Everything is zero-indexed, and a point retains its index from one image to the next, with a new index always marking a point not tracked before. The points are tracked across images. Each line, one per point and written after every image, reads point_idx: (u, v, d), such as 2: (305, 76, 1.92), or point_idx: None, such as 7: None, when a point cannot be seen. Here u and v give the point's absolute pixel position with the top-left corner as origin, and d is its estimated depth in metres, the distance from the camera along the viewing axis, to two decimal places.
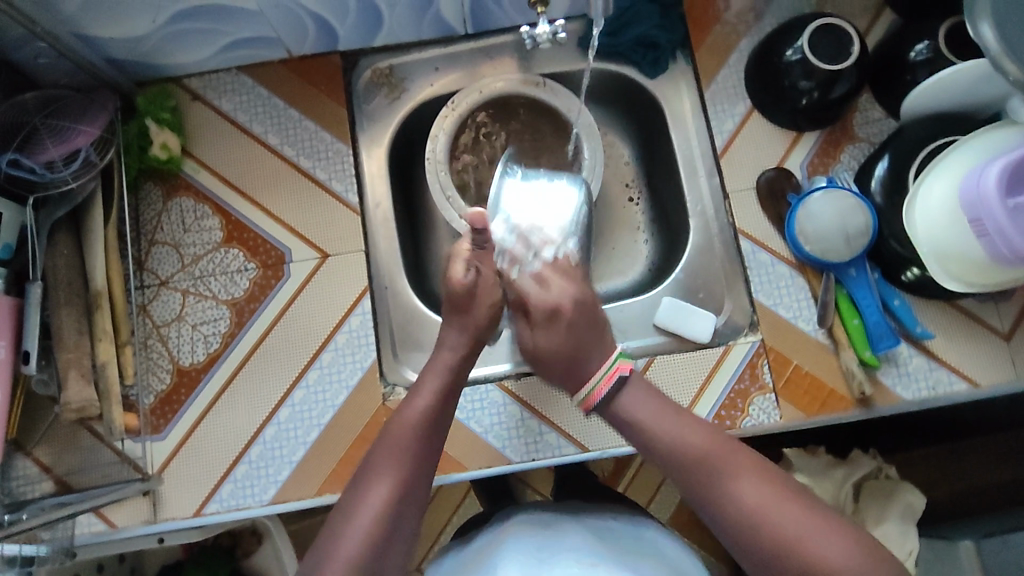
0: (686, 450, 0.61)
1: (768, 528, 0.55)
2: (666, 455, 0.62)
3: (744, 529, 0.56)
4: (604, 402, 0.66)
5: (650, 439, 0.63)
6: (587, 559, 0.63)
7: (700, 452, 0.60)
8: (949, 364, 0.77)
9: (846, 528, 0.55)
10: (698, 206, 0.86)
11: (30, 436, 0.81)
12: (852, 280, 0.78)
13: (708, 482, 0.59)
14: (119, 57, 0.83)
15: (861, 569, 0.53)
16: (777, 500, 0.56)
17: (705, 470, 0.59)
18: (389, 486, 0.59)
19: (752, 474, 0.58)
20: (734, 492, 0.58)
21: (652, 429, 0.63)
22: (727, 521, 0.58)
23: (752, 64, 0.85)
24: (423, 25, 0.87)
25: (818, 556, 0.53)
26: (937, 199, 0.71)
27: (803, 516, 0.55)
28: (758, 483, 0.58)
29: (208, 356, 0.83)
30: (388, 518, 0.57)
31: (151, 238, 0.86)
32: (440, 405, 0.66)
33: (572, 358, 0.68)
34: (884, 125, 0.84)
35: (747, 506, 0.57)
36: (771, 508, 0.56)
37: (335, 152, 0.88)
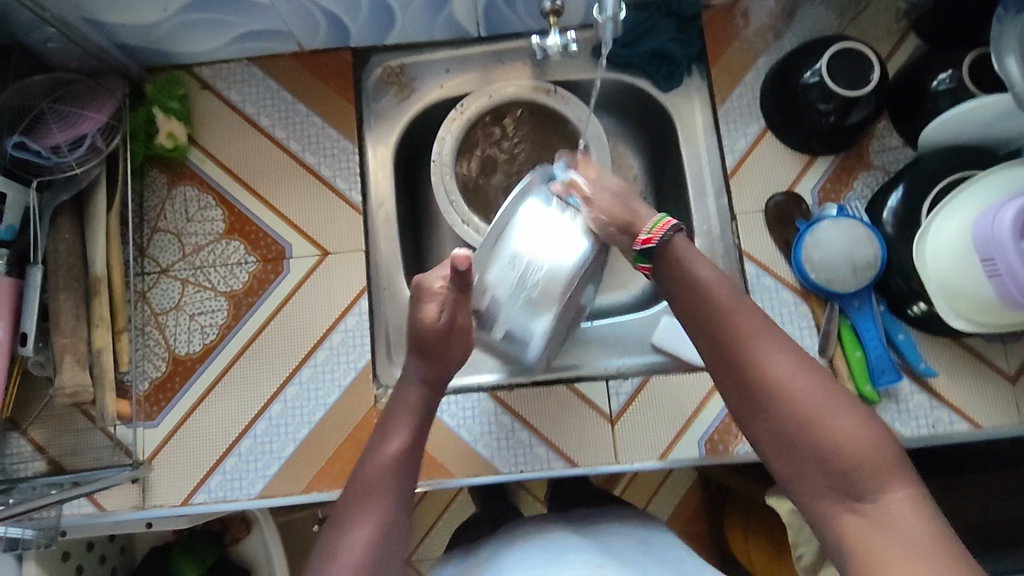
0: (719, 313, 0.57)
1: (791, 402, 0.52)
2: (703, 313, 0.58)
3: (764, 394, 0.53)
4: (658, 250, 0.63)
5: (694, 298, 0.59)
6: (598, 560, 0.61)
7: (732, 315, 0.57)
8: (950, 403, 0.76)
9: (860, 413, 0.51)
10: (704, 225, 0.85)
11: (25, 415, 0.81)
12: (856, 312, 0.77)
13: (737, 346, 0.55)
14: (130, 43, 0.83)
15: (872, 453, 0.49)
16: (798, 376, 0.53)
17: (739, 339, 0.56)
18: (370, 530, 0.54)
19: (784, 347, 0.55)
20: (763, 357, 0.54)
21: (699, 285, 0.59)
22: (748, 379, 0.54)
23: (769, 84, 0.83)
24: (436, 26, 0.87)
25: (827, 432, 0.50)
26: (949, 237, 0.69)
27: (835, 402, 0.51)
28: (785, 355, 0.54)
29: (204, 347, 0.84)
30: (374, 559, 0.53)
31: (154, 225, 0.86)
32: (413, 439, 0.63)
33: (623, 206, 0.69)
34: (901, 153, 0.82)
35: (769, 377, 0.53)
36: (798, 385, 0.52)
37: (340, 150, 0.87)
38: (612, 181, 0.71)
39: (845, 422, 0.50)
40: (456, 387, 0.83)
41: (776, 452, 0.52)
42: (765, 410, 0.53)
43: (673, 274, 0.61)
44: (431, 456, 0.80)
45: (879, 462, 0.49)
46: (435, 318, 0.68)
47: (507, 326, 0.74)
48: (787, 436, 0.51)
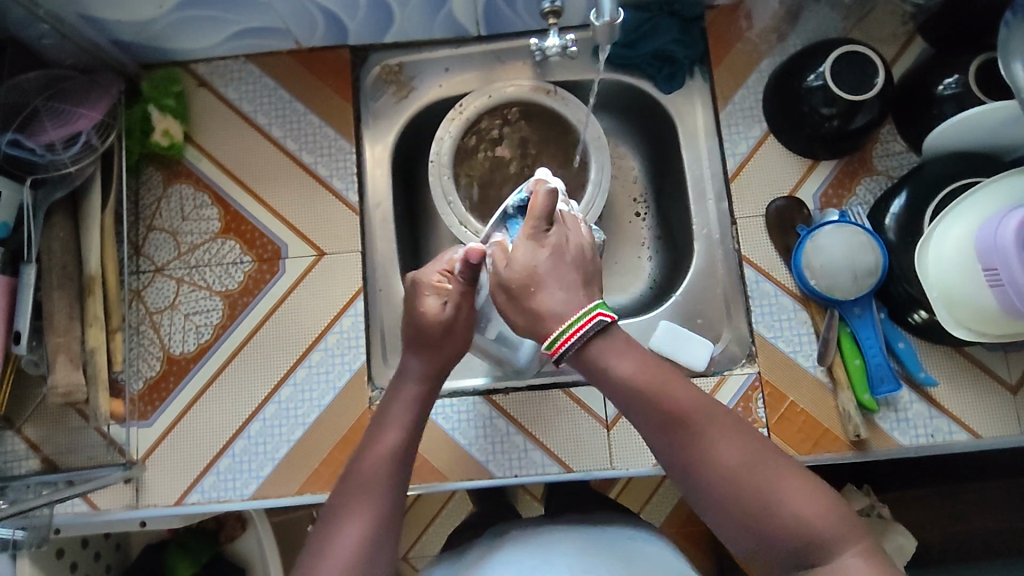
0: (653, 400, 0.53)
1: (745, 493, 0.49)
2: (637, 407, 0.54)
3: (717, 490, 0.50)
4: (573, 352, 0.56)
5: (624, 392, 0.54)
6: (581, 564, 0.61)
7: (665, 408, 0.52)
8: (950, 412, 0.75)
9: (815, 486, 0.49)
10: (704, 229, 0.84)
11: (19, 413, 0.81)
12: (856, 319, 0.76)
13: (680, 444, 0.51)
14: (126, 39, 0.82)
15: (833, 527, 0.47)
16: (751, 459, 0.50)
17: (679, 430, 0.51)
18: (362, 528, 0.54)
19: (726, 434, 0.51)
20: (709, 450, 0.50)
21: (622, 380, 0.54)
22: (699, 479, 0.50)
23: (771, 87, 0.82)
24: (435, 25, 0.86)
25: (785, 513, 0.48)
26: (952, 246, 0.68)
27: (781, 476, 0.49)
28: (729, 441, 0.50)
29: (199, 347, 0.83)
30: (365, 557, 0.53)
31: (149, 223, 0.86)
32: (405, 436, 0.62)
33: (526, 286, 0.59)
34: (905, 159, 0.81)
35: (721, 467, 0.50)
36: (750, 472, 0.49)
37: (337, 149, 0.87)
38: (526, 261, 0.60)
39: (797, 501, 0.48)
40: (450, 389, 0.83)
41: (737, 538, 0.50)
42: (723, 505, 0.50)
43: (601, 372, 0.56)
44: (426, 459, 0.80)
45: (838, 533, 0.47)
46: (437, 309, 0.68)
47: (499, 330, 0.81)
48: (746, 530, 0.49)
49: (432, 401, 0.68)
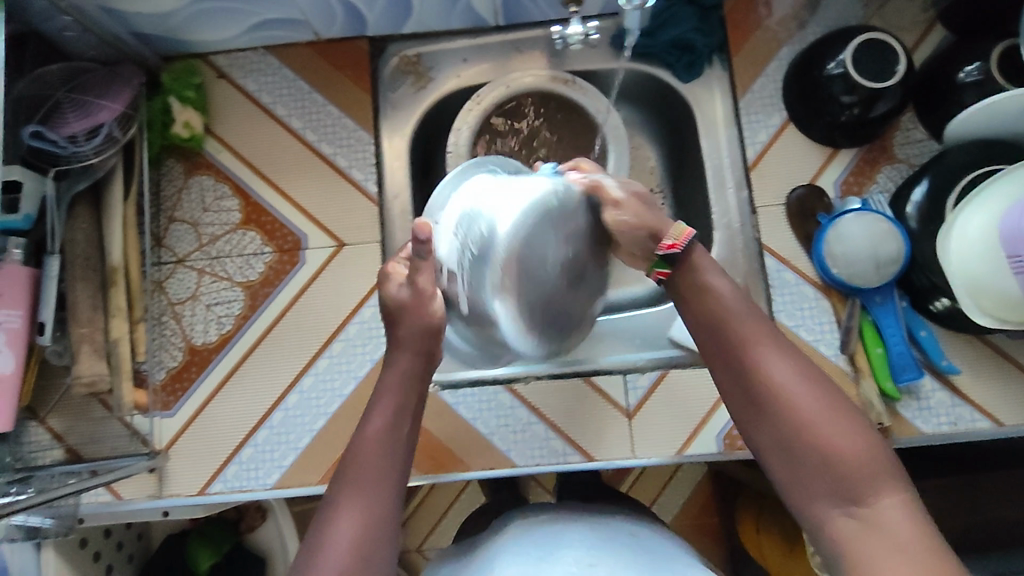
0: (723, 313, 0.54)
1: (792, 407, 0.48)
2: (709, 316, 0.55)
3: (766, 401, 0.49)
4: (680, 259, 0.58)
5: (699, 304, 0.56)
6: (587, 556, 0.60)
7: (735, 318, 0.54)
8: (972, 400, 0.75)
9: (859, 425, 0.47)
10: (723, 219, 0.84)
11: (43, 404, 0.82)
12: (878, 308, 0.76)
13: (740, 352, 0.52)
14: (146, 31, 0.82)
15: (871, 465, 0.45)
16: (801, 383, 0.49)
17: (741, 340, 0.52)
18: (357, 518, 0.50)
19: (790, 355, 0.51)
20: (767, 364, 0.50)
21: (710, 289, 0.55)
22: (750, 389, 0.50)
23: (791, 74, 0.82)
24: (453, 14, 0.86)
25: (827, 443, 0.46)
26: (975, 233, 0.68)
27: (829, 406, 0.48)
28: (790, 362, 0.50)
29: (220, 337, 0.83)
30: (362, 548, 0.49)
31: (170, 214, 0.86)
32: (399, 416, 0.57)
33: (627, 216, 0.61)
34: (925, 147, 0.81)
35: (772, 382, 0.50)
36: (800, 392, 0.49)
37: (356, 140, 0.87)
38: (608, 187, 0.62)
39: (844, 431, 0.47)
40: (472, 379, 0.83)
41: (775, 462, 0.49)
42: (762, 418, 0.50)
43: (680, 288, 0.58)
44: (447, 448, 0.80)
45: (875, 471, 0.45)
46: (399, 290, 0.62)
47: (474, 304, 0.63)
48: (786, 452, 0.48)
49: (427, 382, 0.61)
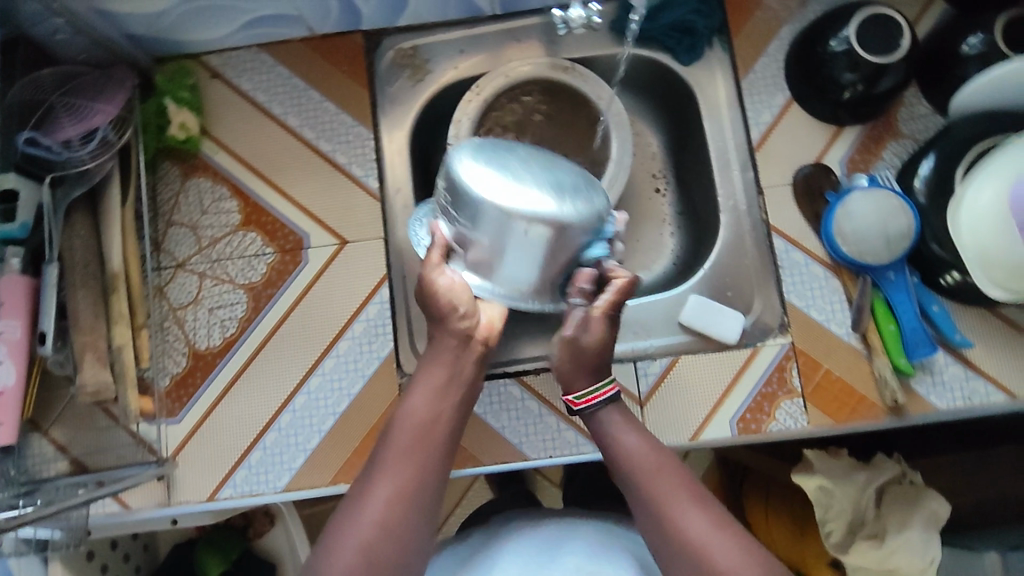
0: (638, 471, 0.62)
1: (704, 558, 0.56)
2: (627, 472, 0.62)
3: (679, 551, 0.57)
4: (593, 411, 0.66)
5: (617, 460, 0.63)
6: (588, 563, 0.62)
7: (649, 473, 0.61)
8: (987, 374, 0.74)
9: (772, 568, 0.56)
10: (729, 201, 0.83)
11: (45, 416, 0.80)
12: (890, 284, 0.75)
13: (655, 504, 0.59)
14: (138, 32, 0.81)
15: None
16: (716, 536, 0.56)
17: (658, 496, 0.59)
18: (390, 491, 0.56)
19: (698, 506, 0.59)
20: (679, 519, 0.58)
21: (625, 449, 0.63)
22: (667, 542, 0.57)
23: (794, 54, 0.81)
24: (450, 4, 0.85)
25: None
26: (985, 204, 0.68)
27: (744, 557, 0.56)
28: (698, 513, 0.58)
29: (225, 340, 0.82)
30: (391, 520, 0.55)
31: (169, 219, 0.85)
32: (438, 397, 0.62)
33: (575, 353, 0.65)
34: (929, 121, 0.80)
35: (688, 537, 0.57)
36: (711, 542, 0.56)
37: (356, 136, 0.86)
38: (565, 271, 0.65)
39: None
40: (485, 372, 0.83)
41: None
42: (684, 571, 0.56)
43: (602, 437, 0.66)
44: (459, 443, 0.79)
45: None
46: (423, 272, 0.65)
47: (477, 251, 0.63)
48: None
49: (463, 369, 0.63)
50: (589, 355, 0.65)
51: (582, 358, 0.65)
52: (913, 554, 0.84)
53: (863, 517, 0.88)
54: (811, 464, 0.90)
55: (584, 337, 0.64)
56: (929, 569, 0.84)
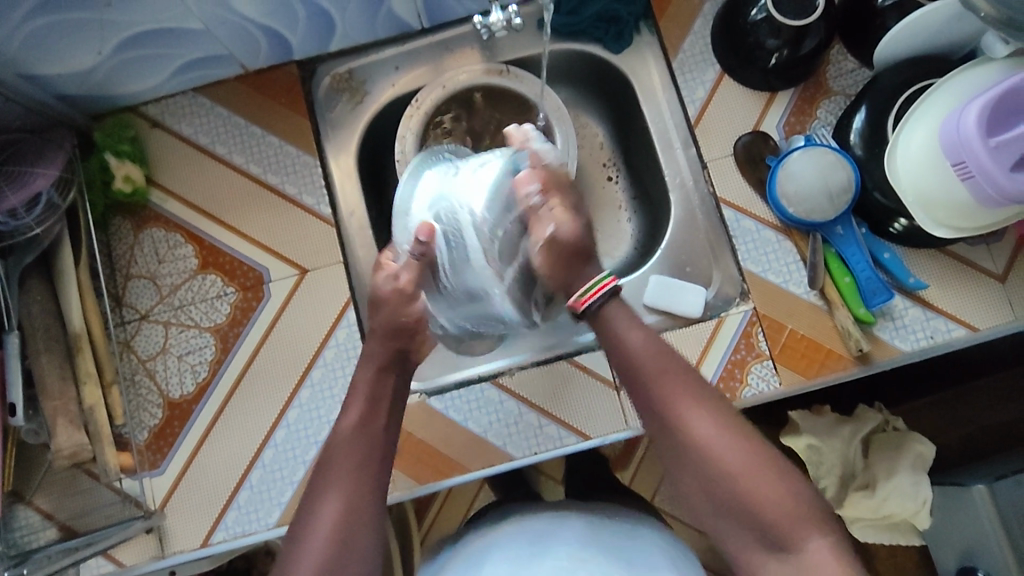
0: (644, 372, 0.60)
1: (716, 465, 0.55)
2: (631, 371, 0.61)
3: (692, 454, 0.56)
4: (594, 311, 0.63)
5: (621, 360, 0.62)
6: (579, 553, 0.62)
7: (652, 375, 0.60)
8: (945, 311, 0.76)
9: (778, 472, 0.55)
10: (677, 178, 0.85)
11: (27, 485, 0.79)
12: (840, 239, 0.77)
13: (662, 405, 0.59)
14: (71, 93, 0.81)
15: (794, 513, 0.53)
16: (720, 434, 0.56)
17: (667, 396, 0.59)
18: (340, 506, 0.56)
19: (705, 406, 0.58)
20: (684, 418, 0.57)
21: (626, 352, 0.62)
22: (675, 442, 0.57)
23: (718, 28, 0.83)
24: (378, 24, 0.86)
25: (751, 496, 0.54)
26: (918, 149, 0.70)
27: (751, 462, 0.55)
28: (707, 415, 0.58)
29: (197, 386, 0.82)
30: (343, 534, 0.55)
31: (127, 273, 0.84)
32: (372, 410, 0.63)
33: (569, 266, 0.63)
34: (858, 75, 0.82)
35: (693, 435, 0.57)
36: (720, 442, 0.56)
37: (302, 165, 0.86)
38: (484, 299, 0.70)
39: (763, 476, 0.55)
40: (433, 389, 0.82)
41: (707, 508, 0.56)
42: (692, 469, 0.57)
43: (606, 333, 0.63)
44: (445, 453, 0.79)
45: (800, 525, 0.53)
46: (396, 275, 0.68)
47: (460, 282, 0.67)
48: (716, 502, 0.56)
49: (390, 381, 0.66)
50: (571, 247, 0.63)
51: (565, 252, 0.63)
52: (904, 500, 0.86)
53: (853, 469, 0.89)
54: (796, 424, 0.90)
55: (561, 230, 0.63)
56: (923, 509, 0.86)
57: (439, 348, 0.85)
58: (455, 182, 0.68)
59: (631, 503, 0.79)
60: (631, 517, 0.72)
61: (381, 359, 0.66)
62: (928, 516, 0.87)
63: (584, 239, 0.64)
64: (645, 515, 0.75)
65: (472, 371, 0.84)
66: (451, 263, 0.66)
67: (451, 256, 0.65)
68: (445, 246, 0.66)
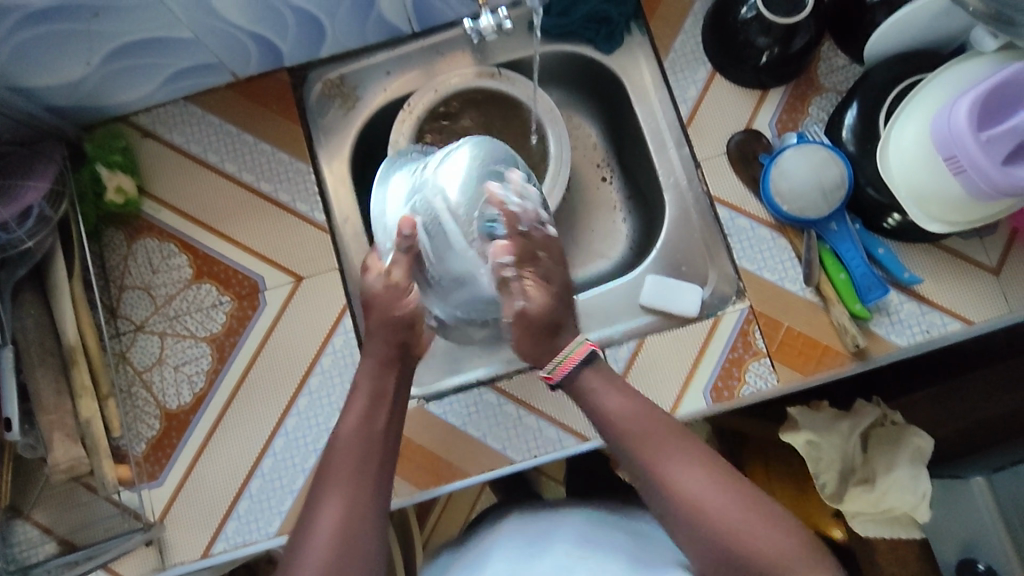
0: (630, 435, 0.60)
1: (711, 523, 0.55)
2: (617, 437, 0.61)
3: (687, 515, 0.56)
4: (569, 378, 0.63)
5: (605, 426, 0.62)
6: (580, 550, 0.62)
7: (638, 438, 0.60)
8: (940, 305, 0.76)
9: (774, 523, 0.55)
10: (670, 178, 0.85)
11: (25, 500, 0.79)
12: (834, 235, 0.77)
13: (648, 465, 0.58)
14: (61, 104, 0.81)
15: (795, 564, 0.53)
16: (714, 492, 0.56)
17: (655, 460, 0.58)
18: (340, 511, 0.56)
19: (695, 466, 0.58)
20: (676, 479, 0.57)
21: (610, 416, 0.62)
22: (669, 503, 0.57)
23: (708, 27, 0.83)
24: (369, 30, 0.86)
25: (751, 550, 0.54)
26: (910, 144, 0.70)
27: (747, 518, 0.55)
28: (697, 474, 0.57)
29: (194, 396, 0.82)
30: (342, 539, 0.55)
31: (121, 284, 0.84)
32: (371, 412, 0.63)
33: (542, 338, 0.63)
34: (849, 71, 0.82)
35: (686, 496, 0.56)
36: (709, 497, 0.56)
37: (296, 172, 0.86)
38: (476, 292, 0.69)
39: (759, 532, 0.55)
40: (432, 392, 0.83)
41: (707, 568, 0.56)
42: (689, 531, 0.56)
43: (586, 400, 0.63)
44: (445, 458, 0.79)
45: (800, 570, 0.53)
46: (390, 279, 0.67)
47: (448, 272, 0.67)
48: (717, 561, 0.55)
49: (391, 380, 0.65)
50: (542, 323, 0.62)
51: (535, 328, 0.62)
52: (904, 493, 0.86)
53: (852, 464, 0.89)
54: (795, 420, 0.90)
55: (531, 307, 0.62)
56: (923, 503, 0.86)
57: (436, 353, 0.85)
58: (432, 173, 0.68)
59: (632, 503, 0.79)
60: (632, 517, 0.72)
61: (382, 359, 0.65)
62: (928, 509, 0.86)
63: (554, 313, 0.62)
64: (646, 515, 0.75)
65: (472, 375, 0.84)
66: (437, 256, 0.66)
67: (437, 247, 0.66)
68: (431, 238, 0.66)
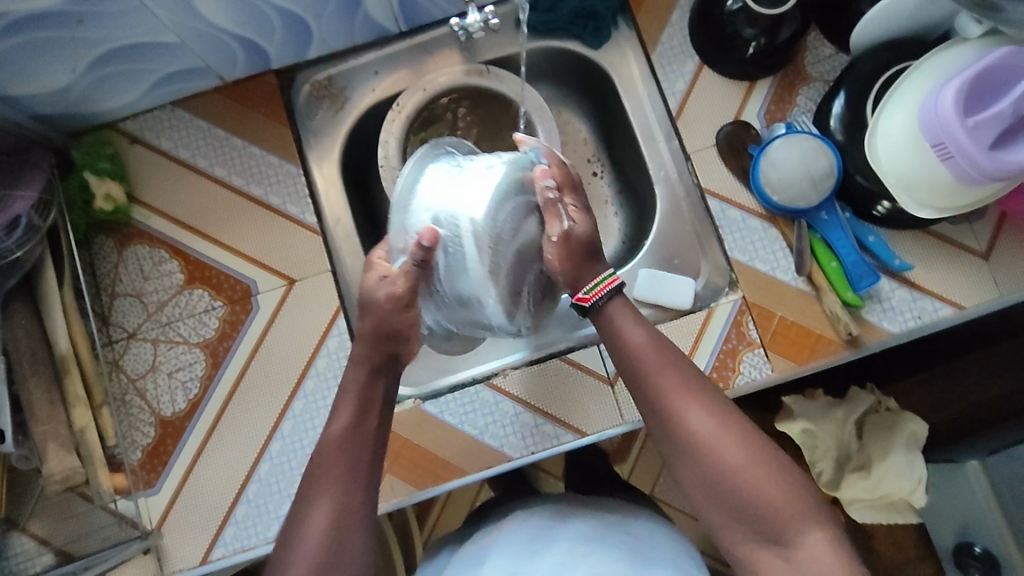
0: (647, 372, 0.60)
1: (716, 465, 0.56)
2: (633, 371, 0.61)
3: (694, 454, 0.57)
4: (599, 306, 0.64)
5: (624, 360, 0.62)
6: (579, 548, 0.62)
7: (653, 374, 0.60)
8: (931, 291, 0.76)
9: (779, 473, 0.55)
10: (661, 171, 0.86)
11: (20, 511, 0.78)
12: (824, 224, 0.78)
13: (659, 404, 0.59)
14: (47, 112, 0.80)
15: (793, 515, 0.54)
16: (722, 435, 0.57)
17: (669, 398, 0.59)
18: (329, 513, 0.56)
19: (708, 407, 0.58)
20: (687, 418, 0.58)
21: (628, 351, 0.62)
22: (678, 440, 0.58)
23: (695, 20, 0.83)
24: (356, 30, 0.86)
25: (751, 496, 0.55)
26: (897, 133, 0.71)
27: (751, 462, 0.56)
28: (709, 415, 0.58)
29: (189, 402, 0.81)
30: (332, 542, 0.55)
31: (112, 291, 0.83)
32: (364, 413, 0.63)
33: (580, 264, 0.64)
34: (836, 61, 0.82)
35: (695, 435, 0.57)
36: (716, 438, 0.57)
37: (285, 175, 0.86)
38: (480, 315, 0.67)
39: (764, 477, 0.55)
40: (428, 393, 0.83)
41: (708, 506, 0.57)
42: (693, 470, 0.57)
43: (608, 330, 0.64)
44: (442, 457, 0.79)
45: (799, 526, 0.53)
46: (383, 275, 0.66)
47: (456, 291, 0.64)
48: (717, 502, 0.56)
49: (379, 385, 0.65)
50: (582, 244, 0.64)
51: (577, 248, 0.64)
52: (900, 478, 0.87)
53: (848, 451, 0.90)
54: (790, 409, 0.91)
55: (575, 228, 0.64)
56: (919, 487, 0.87)
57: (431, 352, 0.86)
58: (458, 179, 0.64)
59: (630, 497, 0.79)
60: (631, 511, 0.72)
61: (374, 362, 0.65)
62: (925, 494, 0.87)
63: (595, 238, 0.65)
64: (645, 508, 0.75)
65: (466, 373, 0.84)
66: (448, 273, 0.63)
67: (451, 264, 0.62)
68: (446, 253, 0.62)
